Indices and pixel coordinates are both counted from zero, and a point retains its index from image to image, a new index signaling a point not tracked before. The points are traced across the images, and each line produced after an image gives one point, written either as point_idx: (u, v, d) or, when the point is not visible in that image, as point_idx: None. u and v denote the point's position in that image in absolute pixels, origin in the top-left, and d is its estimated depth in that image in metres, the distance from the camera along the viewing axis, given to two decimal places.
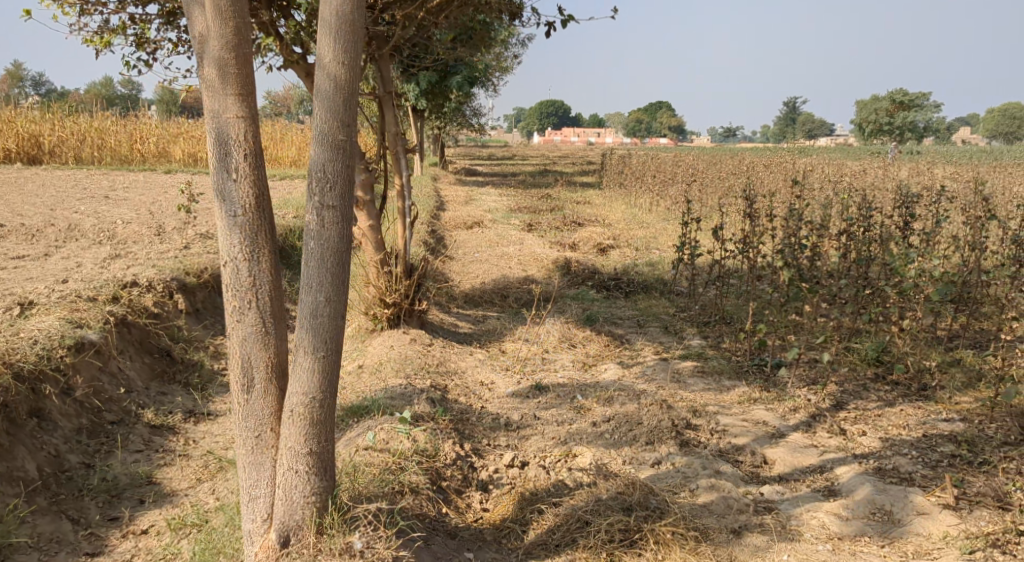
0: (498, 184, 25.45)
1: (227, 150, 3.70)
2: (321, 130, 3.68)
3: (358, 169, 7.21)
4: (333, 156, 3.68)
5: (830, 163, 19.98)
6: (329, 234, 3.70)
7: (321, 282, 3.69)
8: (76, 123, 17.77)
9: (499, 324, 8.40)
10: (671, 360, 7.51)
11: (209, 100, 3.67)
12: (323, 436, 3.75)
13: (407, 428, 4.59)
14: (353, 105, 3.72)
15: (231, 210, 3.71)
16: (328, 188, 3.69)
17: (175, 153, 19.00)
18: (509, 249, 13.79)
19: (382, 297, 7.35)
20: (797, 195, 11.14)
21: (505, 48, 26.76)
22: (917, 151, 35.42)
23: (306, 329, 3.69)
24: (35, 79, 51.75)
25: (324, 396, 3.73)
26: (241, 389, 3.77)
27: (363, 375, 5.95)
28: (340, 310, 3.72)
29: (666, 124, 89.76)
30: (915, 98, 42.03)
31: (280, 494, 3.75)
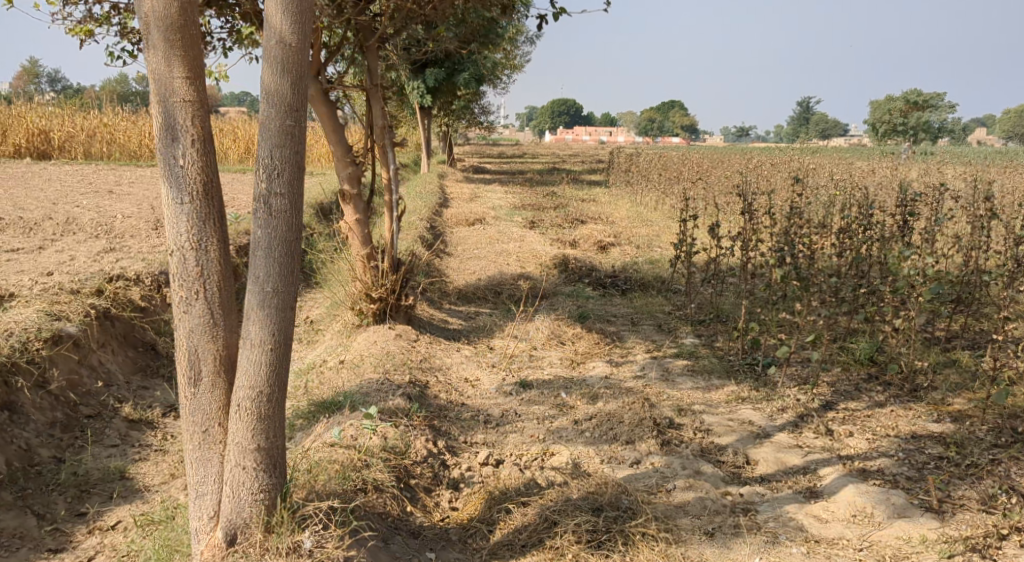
0: (505, 182, 25.39)
1: (173, 136, 3.65)
2: (268, 114, 3.60)
3: (344, 163, 7.15)
4: (280, 142, 3.60)
5: (839, 162, 19.81)
6: (276, 223, 3.63)
7: (267, 272, 3.61)
8: (83, 118, 17.78)
9: (488, 321, 8.30)
10: (662, 358, 7.39)
11: (154, 84, 3.61)
12: (271, 432, 3.68)
13: (374, 424, 4.52)
14: (302, 89, 3.63)
15: (178, 197, 3.66)
16: (276, 176, 3.61)
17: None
18: (509, 246, 13.71)
19: (368, 292, 7.28)
20: (800, 193, 11.02)
21: (513, 45, 26.66)
22: (931, 152, 35.23)
23: (252, 322, 3.62)
24: (51, 77, 52.00)
25: (271, 391, 3.66)
26: (188, 383, 3.74)
27: (343, 370, 5.87)
28: (288, 301, 3.64)
29: (678, 124, 89.54)
30: (929, 98, 41.82)
31: (227, 491, 3.68)
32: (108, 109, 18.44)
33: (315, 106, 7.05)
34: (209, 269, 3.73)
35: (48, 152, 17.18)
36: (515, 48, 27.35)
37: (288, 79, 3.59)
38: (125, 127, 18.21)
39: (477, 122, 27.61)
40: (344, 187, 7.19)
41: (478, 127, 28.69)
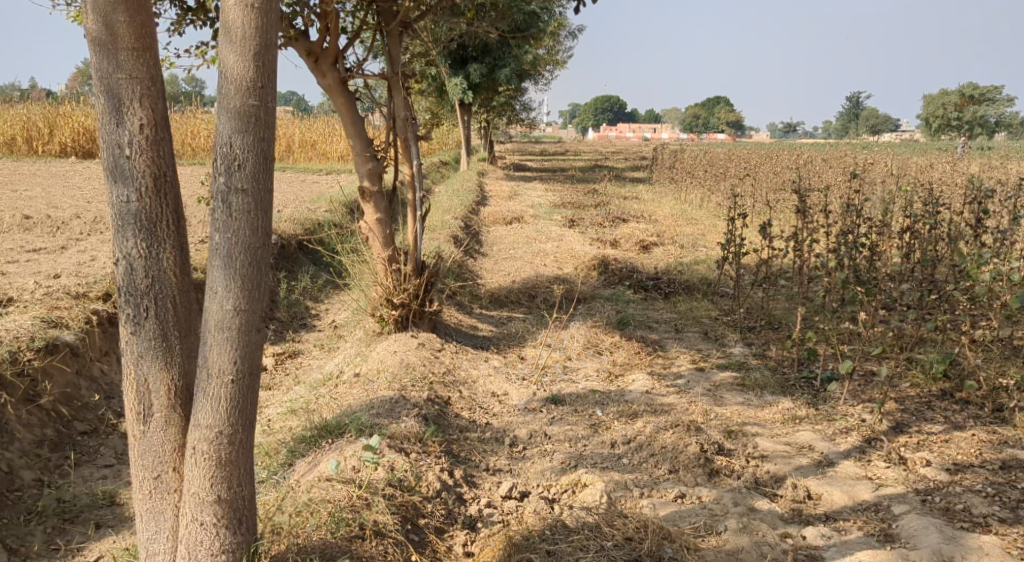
0: (546, 180, 24.83)
1: (119, 120, 3.28)
2: (226, 91, 3.16)
3: (364, 157, 6.64)
4: (240, 127, 3.17)
5: (893, 157, 18.95)
6: (238, 226, 3.21)
7: (227, 286, 3.21)
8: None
9: (520, 327, 7.74)
10: (710, 371, 6.76)
11: (95, 57, 3.23)
12: (233, 482, 3.31)
13: (374, 457, 3.95)
14: (267, 63, 3.19)
15: (124, 194, 3.30)
16: (237, 168, 3.18)
17: None
18: (547, 246, 13.16)
19: (389, 297, 6.75)
20: (857, 191, 10.32)
21: (555, 39, 26.02)
22: (989, 146, 34.02)
23: (211, 348, 3.23)
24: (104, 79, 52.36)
25: (233, 430, 3.28)
26: (137, 420, 3.40)
27: (357, 388, 5.36)
28: (251, 321, 3.24)
29: (723, 120, 88.25)
30: (985, 91, 40.50)
31: (183, 550, 3.35)
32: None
33: (332, 97, 6.56)
34: (162, 280, 3.37)
35: (91, 151, 16.99)
36: (557, 42, 26.70)
37: (249, 50, 3.15)
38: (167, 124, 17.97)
39: (519, 119, 27.04)
40: (364, 184, 6.68)
41: (519, 125, 28.18)
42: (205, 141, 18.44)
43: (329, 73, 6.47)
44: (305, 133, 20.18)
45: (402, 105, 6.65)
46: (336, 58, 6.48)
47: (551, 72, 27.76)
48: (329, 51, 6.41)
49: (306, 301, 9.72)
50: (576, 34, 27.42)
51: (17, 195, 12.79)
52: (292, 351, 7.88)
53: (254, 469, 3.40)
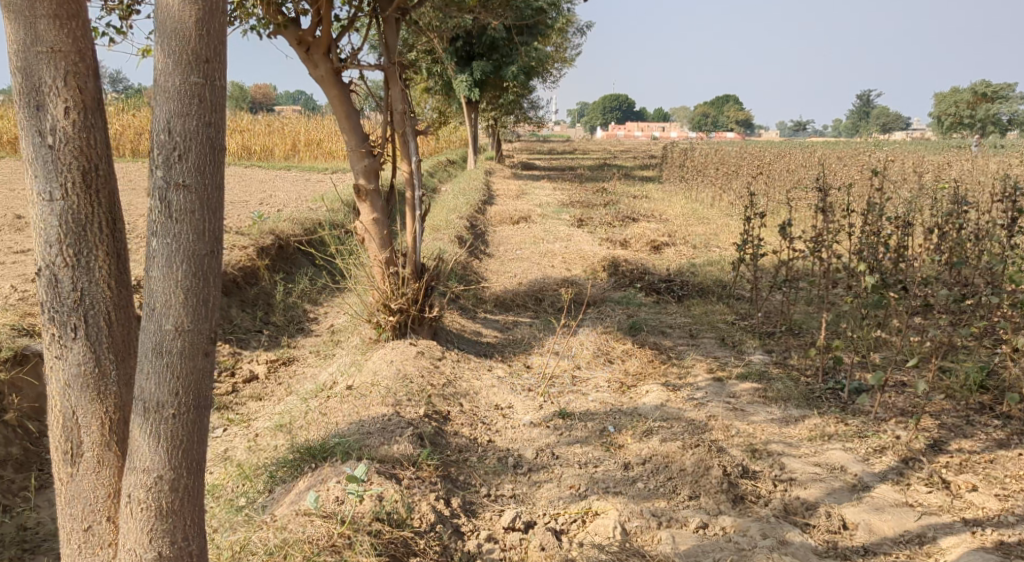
0: (554, 178, 24.40)
1: (40, 101, 3.05)
2: (165, 72, 2.87)
3: (360, 153, 6.25)
4: (182, 109, 2.88)
5: (909, 155, 18.48)
6: (179, 228, 2.92)
7: (167, 300, 2.93)
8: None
9: (526, 333, 7.32)
10: (729, 381, 6.33)
11: (12, 28, 2.99)
12: (177, 533, 3.08)
13: (359, 490, 3.56)
14: (212, 39, 2.90)
15: (46, 191, 3.08)
16: (178, 160, 2.89)
17: None
18: (555, 246, 12.73)
19: (387, 302, 6.33)
20: (879, 189, 9.87)
21: (563, 37, 25.59)
22: (1002, 144, 33.47)
23: (149, 379, 2.97)
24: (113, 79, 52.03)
25: (178, 475, 3.04)
26: (64, 459, 3.21)
27: (349, 403, 4.95)
28: (195, 342, 2.97)
29: (733, 118, 87.64)
30: (998, 89, 39.92)
31: None
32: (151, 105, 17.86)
33: (325, 88, 6.16)
34: (93, 293, 3.16)
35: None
36: (565, 40, 26.26)
37: (192, 15, 2.86)
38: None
39: (527, 117, 26.62)
40: (359, 182, 6.29)
41: (527, 123, 27.73)
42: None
43: (322, 63, 6.07)
44: (309, 132, 19.80)
45: (399, 97, 6.26)
46: (328, 47, 6.07)
47: (559, 70, 27.34)
48: (321, 39, 6.00)
49: (304, 304, 9.32)
50: (584, 31, 26.98)
51: (12, 194, 12.42)
52: (286, 358, 7.48)
53: (202, 516, 3.16)
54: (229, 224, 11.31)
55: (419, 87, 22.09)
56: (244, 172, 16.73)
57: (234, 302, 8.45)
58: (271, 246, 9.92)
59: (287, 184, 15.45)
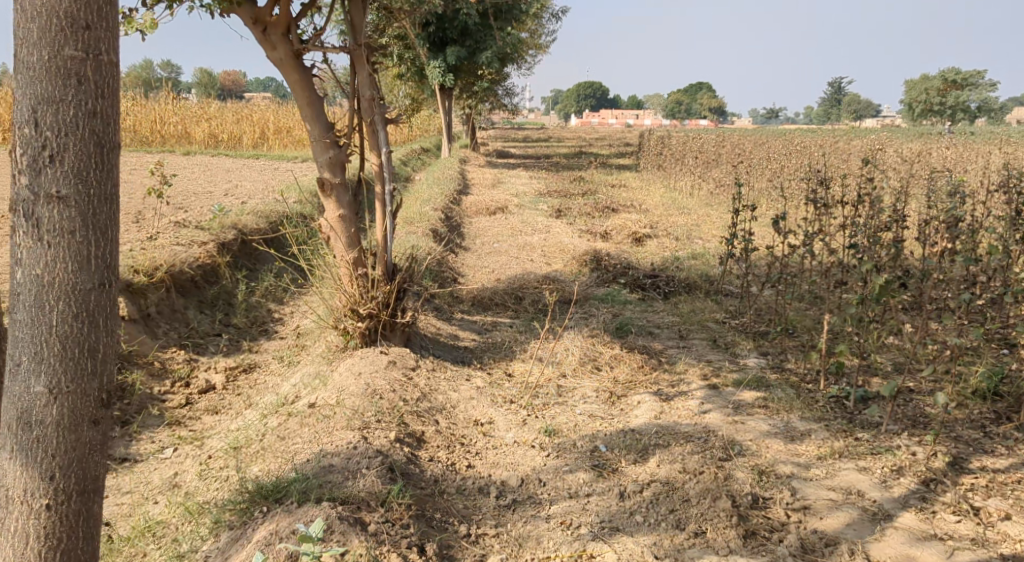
0: (530, 166, 23.91)
1: None
2: (33, 61, 2.85)
3: (326, 144, 5.72)
4: (56, 92, 2.86)
5: (888, 142, 18.20)
6: (56, 242, 2.91)
7: (44, 325, 2.95)
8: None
9: (507, 336, 6.84)
10: (725, 389, 5.87)
11: None
12: None
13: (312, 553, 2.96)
14: (87, 22, 2.88)
15: None
16: (51, 164, 2.88)
17: (197, 134, 17.60)
18: (533, 239, 12.24)
19: (355, 307, 5.80)
20: (870, 179, 9.46)
21: (537, 23, 25.05)
22: (971, 131, 33.54)
23: (27, 420, 2.98)
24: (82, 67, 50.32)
25: (64, 521, 3.05)
26: None
27: (312, 425, 4.45)
28: (77, 369, 2.98)
29: (706, 106, 87.59)
30: (968, 76, 40.05)
31: None
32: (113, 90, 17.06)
33: (284, 73, 5.61)
34: None
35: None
36: (539, 25, 25.72)
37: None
38: (133, 109, 16.85)
39: (502, 104, 26.05)
40: (324, 176, 5.76)
41: (502, 110, 27.19)
42: (174, 127, 17.36)
43: (281, 46, 5.51)
44: (279, 119, 19.14)
45: (368, 81, 5.74)
46: (288, 27, 5.52)
47: (533, 57, 26.80)
48: (280, 18, 5.46)
49: (268, 303, 8.76)
50: (558, 17, 26.44)
51: None
52: (247, 365, 6.95)
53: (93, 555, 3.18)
54: (191, 219, 10.71)
55: (391, 73, 21.46)
56: (211, 160, 16.07)
57: (192, 303, 7.88)
58: (233, 241, 9.35)
59: (255, 174, 14.82)
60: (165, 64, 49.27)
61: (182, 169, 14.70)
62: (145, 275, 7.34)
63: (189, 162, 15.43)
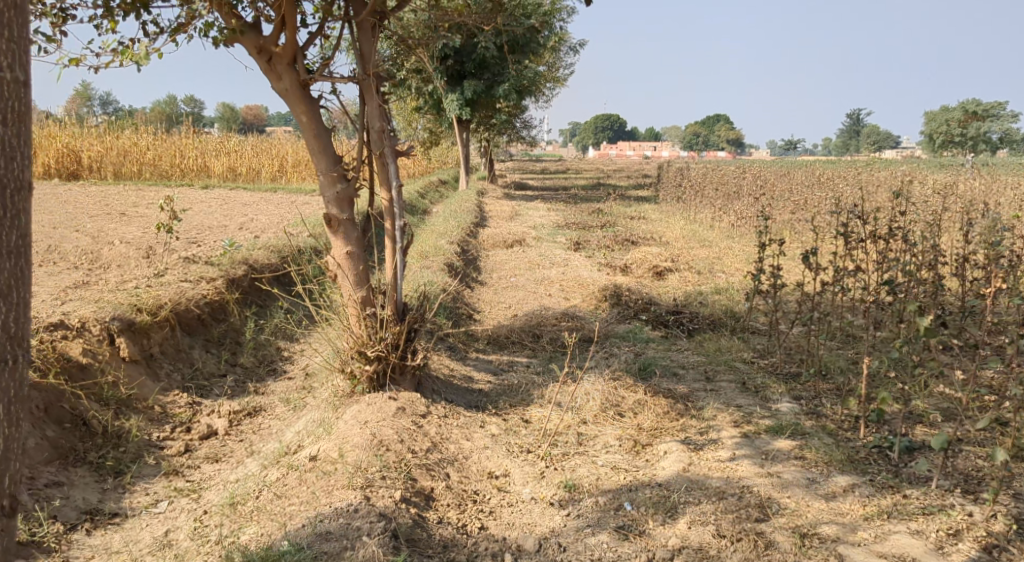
0: (548, 198, 23.63)
1: None
2: None
3: (334, 177, 5.43)
4: None
5: (912, 173, 17.82)
6: None
7: None
8: (110, 136, 16.21)
9: (523, 377, 6.48)
10: (759, 438, 5.48)
11: None
12: None
13: None
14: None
15: None
16: None
17: (215, 167, 17.38)
18: (551, 272, 11.92)
19: (362, 350, 5.46)
20: (901, 212, 9.08)
21: (555, 54, 24.89)
22: (992, 162, 33.03)
23: None
24: (104, 99, 50.51)
25: None
26: None
27: (317, 486, 4.23)
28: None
29: (724, 137, 87.40)
30: (989, 107, 39.58)
31: None
32: (132, 123, 16.80)
33: (290, 104, 5.32)
34: None
35: (78, 172, 15.53)
36: (557, 58, 25.56)
37: None
38: (154, 143, 16.62)
39: (520, 136, 25.85)
40: (331, 211, 5.46)
41: (520, 142, 26.99)
42: (193, 160, 17.14)
43: (287, 75, 5.23)
44: (297, 153, 18.97)
45: (378, 112, 5.45)
46: (294, 57, 5.25)
47: (551, 89, 26.62)
48: (286, 47, 5.18)
49: (277, 341, 8.45)
50: (576, 49, 26.28)
51: None
52: (251, 408, 6.62)
53: None
54: (202, 254, 10.43)
55: (409, 105, 21.32)
56: (228, 193, 15.85)
57: (197, 343, 7.58)
58: (243, 277, 9.06)
59: (271, 207, 14.58)
60: (188, 99, 49.56)
61: (197, 202, 14.46)
62: (148, 314, 7.02)
63: (205, 196, 15.22)
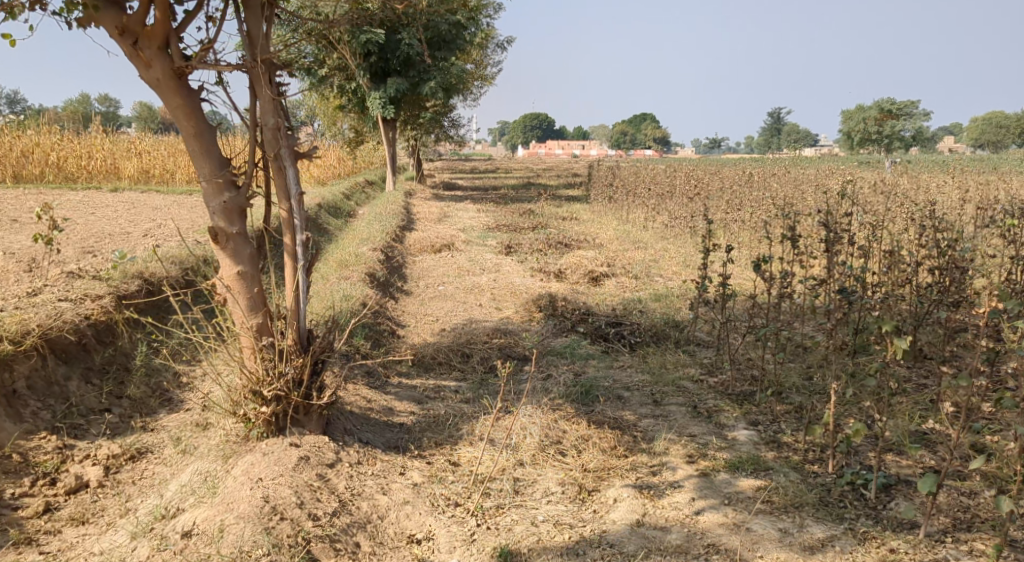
0: (477, 199, 22.84)
1: None
2: None
3: (220, 183, 4.57)
4: None
5: (843, 171, 17.52)
6: None
7: None
8: (10, 135, 14.48)
9: (451, 407, 5.67)
10: (719, 477, 4.79)
11: None
12: None
13: None
14: None
15: None
16: None
17: (126, 169, 15.69)
18: (480, 280, 11.13)
19: (257, 389, 4.61)
20: (850, 213, 8.54)
21: (481, 51, 24.09)
22: (909, 161, 33.22)
23: None
24: (12, 98, 47.74)
25: None
26: None
27: None
28: None
29: (650, 136, 87.88)
30: (903, 106, 39.72)
31: None
32: (35, 122, 15.14)
33: (163, 96, 4.43)
34: None
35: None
36: (484, 54, 24.75)
37: None
38: (58, 143, 14.98)
39: (448, 136, 24.93)
40: (217, 224, 4.59)
41: (448, 141, 26.09)
42: (101, 161, 15.42)
43: (157, 61, 4.35)
44: None
45: (272, 106, 4.61)
46: (166, 39, 4.37)
47: (477, 88, 25.78)
48: (154, 27, 4.31)
49: None
50: (503, 46, 25.49)
51: None
52: (135, 449, 5.68)
53: None
54: (93, 266, 9.34)
55: (331, 103, 20.26)
56: (134, 195, 14.60)
57: (76, 371, 6.52)
58: (136, 293, 8.06)
59: (182, 211, 13.44)
60: (104, 98, 47.28)
61: (99, 207, 13.18)
62: (11, 343, 6.10)
63: (114, 199, 13.91)
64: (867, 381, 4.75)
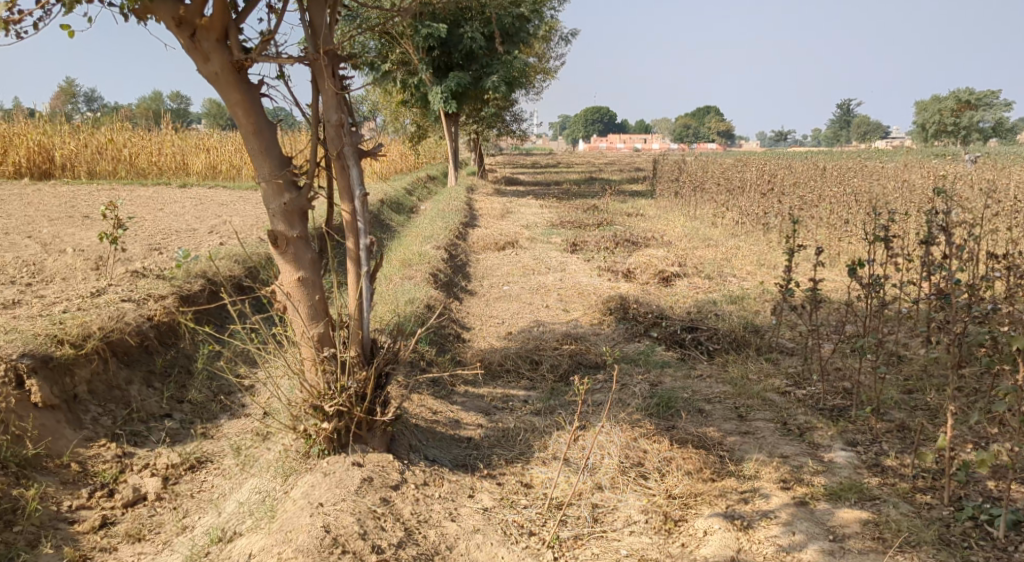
0: (540, 194, 22.51)
1: None
2: None
3: (280, 184, 4.29)
4: None
5: (923, 165, 16.72)
6: None
7: None
8: (85, 131, 14.45)
9: (522, 420, 5.33)
10: (820, 508, 4.39)
11: None
12: None
13: None
14: None
15: None
16: None
17: (195, 165, 15.66)
18: (546, 279, 10.79)
19: (318, 404, 4.33)
20: (945, 211, 7.94)
21: (544, 44, 23.72)
22: (987, 153, 31.98)
23: None
24: (88, 96, 48.70)
25: None
26: None
27: None
28: None
29: (715, 129, 86.53)
30: (982, 96, 38.32)
31: None
32: (108, 119, 15.17)
33: (221, 91, 4.16)
34: None
35: (51, 172, 13.77)
36: (547, 47, 24.34)
37: None
38: (131, 140, 14.95)
39: (511, 131, 24.61)
40: (277, 227, 4.32)
41: (510, 136, 25.79)
42: (171, 158, 15.41)
43: (216, 54, 4.08)
44: None
45: (335, 101, 4.32)
46: (225, 30, 4.10)
47: (540, 81, 25.37)
48: (213, 18, 4.05)
49: None
50: (567, 39, 25.08)
51: None
52: (194, 459, 5.47)
53: None
54: (158, 265, 9.21)
55: (395, 98, 20.10)
56: (203, 191, 14.55)
57: (137, 374, 6.20)
58: (200, 293, 7.87)
59: (248, 206, 13.32)
60: (175, 94, 47.72)
61: (167, 203, 13.12)
62: (72, 347, 5.78)
63: (183, 195, 13.86)
64: (998, 406, 4.42)
